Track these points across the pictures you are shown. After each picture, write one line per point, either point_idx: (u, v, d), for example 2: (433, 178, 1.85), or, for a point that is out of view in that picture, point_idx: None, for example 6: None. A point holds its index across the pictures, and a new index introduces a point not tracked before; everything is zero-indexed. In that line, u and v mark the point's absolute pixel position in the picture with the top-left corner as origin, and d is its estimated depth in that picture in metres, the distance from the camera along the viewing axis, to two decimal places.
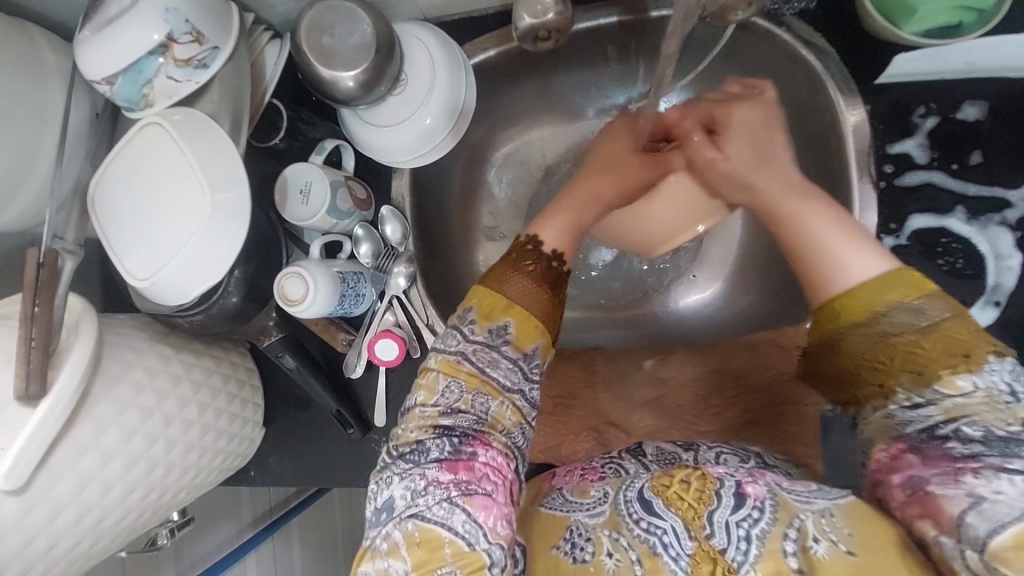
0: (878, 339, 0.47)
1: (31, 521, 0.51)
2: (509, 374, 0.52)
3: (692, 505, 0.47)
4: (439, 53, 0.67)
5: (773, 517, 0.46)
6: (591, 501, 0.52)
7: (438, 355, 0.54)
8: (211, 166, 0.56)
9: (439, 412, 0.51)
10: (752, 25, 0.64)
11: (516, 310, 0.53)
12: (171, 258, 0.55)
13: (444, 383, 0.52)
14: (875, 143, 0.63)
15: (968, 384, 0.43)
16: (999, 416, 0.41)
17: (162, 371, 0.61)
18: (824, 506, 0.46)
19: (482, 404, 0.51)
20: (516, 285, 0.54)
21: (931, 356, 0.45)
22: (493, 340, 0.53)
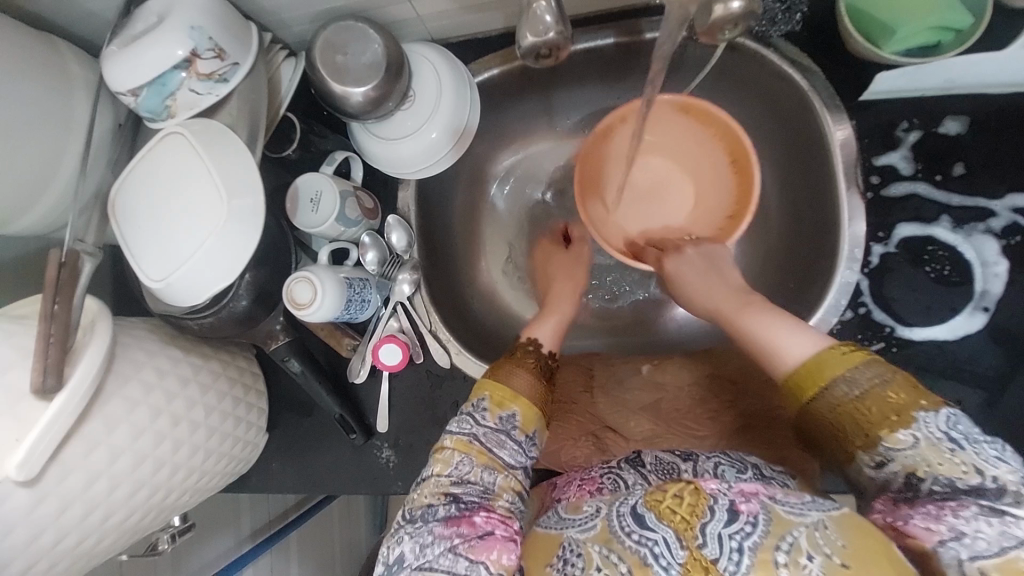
0: (836, 410, 0.48)
1: (41, 514, 0.51)
2: (514, 453, 0.55)
3: (684, 518, 0.47)
4: (446, 70, 0.71)
5: (765, 530, 0.45)
6: (583, 518, 0.53)
7: (451, 435, 0.55)
8: (226, 173, 0.59)
9: (451, 482, 0.53)
10: (741, 46, 0.68)
11: (525, 402, 0.57)
12: (184, 264, 0.58)
13: (455, 458, 0.54)
14: (860, 156, 0.66)
15: (907, 437, 0.45)
16: (953, 468, 0.43)
17: (172, 372, 0.63)
18: (818, 518, 0.46)
19: (490, 477, 0.53)
20: (527, 386, 0.58)
21: (874, 419, 0.47)
22: (503, 426, 0.56)
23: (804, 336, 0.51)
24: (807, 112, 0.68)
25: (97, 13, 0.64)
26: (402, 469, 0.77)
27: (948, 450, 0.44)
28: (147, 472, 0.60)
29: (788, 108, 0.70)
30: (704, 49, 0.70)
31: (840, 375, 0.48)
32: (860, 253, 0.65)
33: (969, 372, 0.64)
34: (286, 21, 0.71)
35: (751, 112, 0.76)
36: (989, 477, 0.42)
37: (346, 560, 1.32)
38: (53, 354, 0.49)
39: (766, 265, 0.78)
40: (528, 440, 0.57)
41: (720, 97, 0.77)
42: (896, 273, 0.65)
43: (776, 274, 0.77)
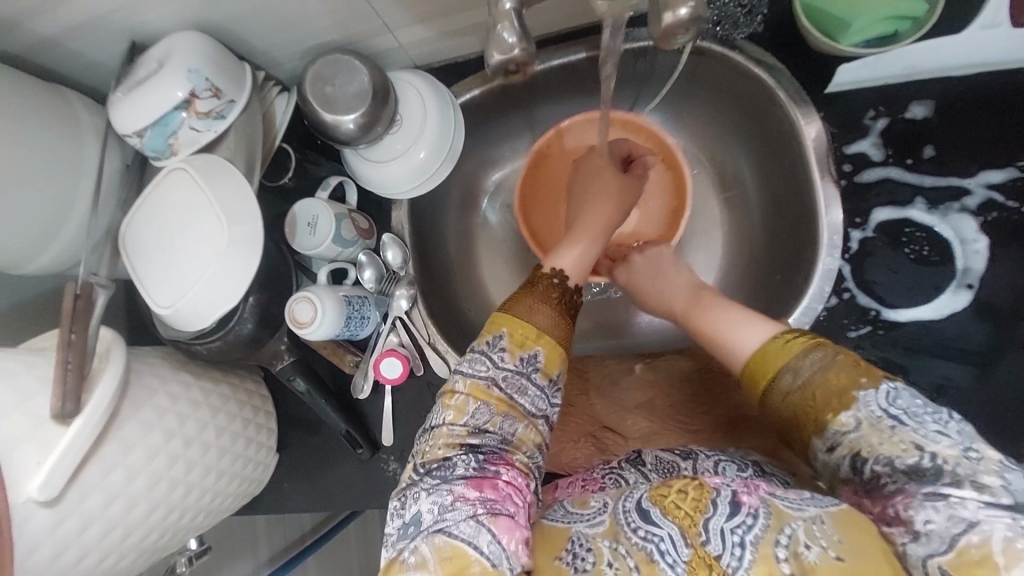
0: (790, 396, 0.53)
1: (62, 534, 0.53)
2: (536, 400, 0.57)
3: (688, 513, 0.47)
4: (429, 94, 0.75)
5: (766, 523, 0.46)
6: (591, 512, 0.53)
7: (467, 379, 0.57)
8: (228, 203, 0.62)
9: (468, 432, 0.55)
10: (707, 50, 0.71)
11: (549, 341, 0.58)
12: (194, 292, 0.61)
13: (473, 407, 0.56)
14: (831, 146, 0.68)
15: (850, 419, 0.49)
16: (897, 446, 0.46)
17: (183, 396, 0.65)
18: (816, 513, 0.46)
19: (509, 426, 0.56)
20: (547, 322, 0.59)
21: (820, 405, 0.51)
22: (525, 367, 0.57)
23: (759, 327, 0.58)
24: (776, 109, 0.71)
25: (102, 64, 0.69)
26: None
27: (889, 427, 0.47)
28: (162, 493, 0.62)
29: (758, 106, 0.73)
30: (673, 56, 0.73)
31: (792, 359, 0.54)
32: (840, 239, 0.67)
33: (958, 349, 0.65)
34: (277, 60, 0.75)
35: (723, 114, 0.79)
36: (929, 454, 0.44)
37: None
38: (71, 381, 0.52)
39: (754, 256, 0.80)
40: (549, 385, 0.59)
41: (693, 101, 0.81)
42: (878, 257, 0.67)
43: (762, 266, 0.78)
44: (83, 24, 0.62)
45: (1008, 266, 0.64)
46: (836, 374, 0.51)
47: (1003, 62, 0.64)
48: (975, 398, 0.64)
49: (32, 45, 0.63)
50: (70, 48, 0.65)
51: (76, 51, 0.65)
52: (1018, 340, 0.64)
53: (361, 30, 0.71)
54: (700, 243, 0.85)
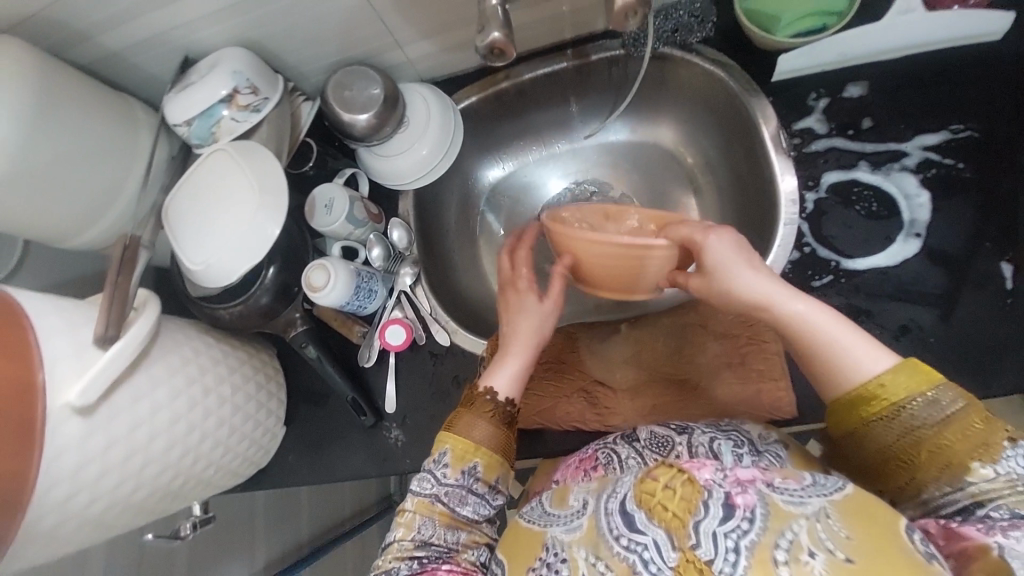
0: (906, 433, 0.52)
1: (90, 446, 0.56)
2: (476, 508, 0.61)
3: (677, 515, 0.46)
4: (433, 100, 0.88)
5: (762, 525, 0.45)
6: (570, 515, 0.54)
7: (414, 496, 0.62)
8: (256, 176, 0.71)
9: (414, 545, 0.59)
10: (668, 55, 0.85)
11: (455, 436, 0.63)
12: (224, 252, 0.70)
13: (419, 522, 0.60)
14: (781, 125, 0.78)
15: (988, 471, 0.49)
16: (1020, 500, 0.46)
17: (206, 351, 0.72)
18: (819, 506, 0.46)
19: (453, 536, 0.60)
20: (469, 422, 0.64)
21: (953, 448, 0.50)
22: (435, 466, 0.62)
23: (876, 352, 0.54)
24: (733, 99, 0.82)
25: (157, 76, 0.83)
26: (411, 447, 0.82)
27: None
28: (181, 433, 0.66)
29: (717, 99, 0.85)
30: (640, 32, 0.82)
31: (911, 399, 0.52)
32: (796, 198, 0.75)
33: (917, 292, 0.70)
34: (304, 74, 0.89)
35: (692, 113, 0.91)
36: None
37: None
38: (116, 312, 0.60)
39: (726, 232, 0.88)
40: (490, 491, 0.62)
41: (661, 98, 0.92)
42: (832, 214, 0.74)
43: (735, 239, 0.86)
44: (150, 37, 0.76)
45: (949, 216, 0.71)
46: (971, 421, 0.50)
47: (918, 45, 0.75)
48: (936, 335, 0.69)
49: (104, 57, 0.77)
50: (131, 61, 0.79)
51: (139, 64, 0.79)
52: (969, 282, 0.69)
53: (375, 44, 0.85)
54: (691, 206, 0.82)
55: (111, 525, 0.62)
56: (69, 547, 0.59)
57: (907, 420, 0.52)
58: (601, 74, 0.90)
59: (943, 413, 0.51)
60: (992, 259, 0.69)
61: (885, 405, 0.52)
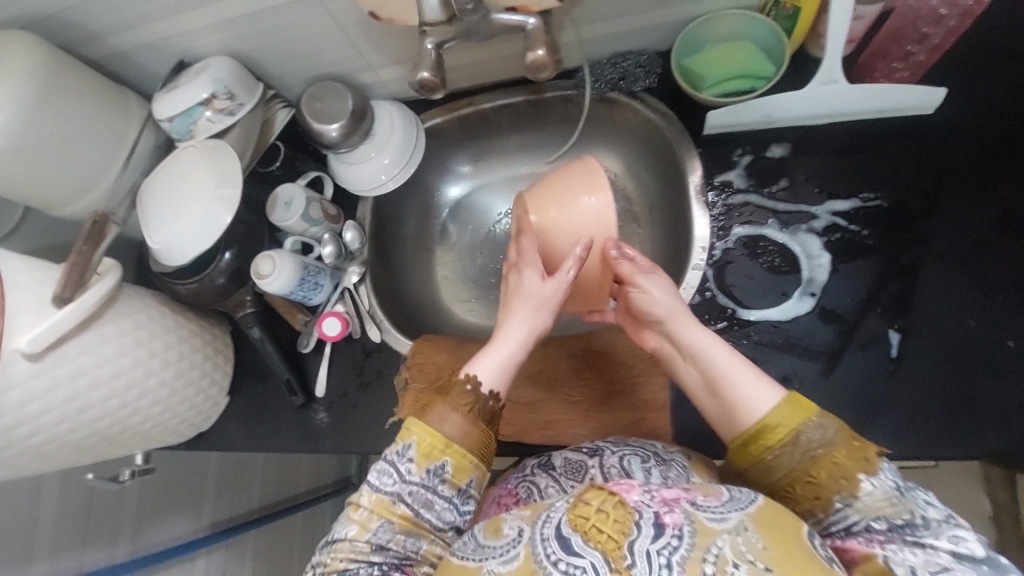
0: (803, 460, 0.56)
1: (34, 384, 0.66)
2: (439, 513, 0.59)
3: (612, 538, 0.49)
4: (398, 118, 0.96)
5: (689, 541, 0.48)
6: (503, 545, 0.54)
7: (371, 493, 0.59)
8: (218, 172, 0.81)
9: (370, 548, 0.58)
10: (616, 99, 0.92)
11: (425, 428, 0.61)
12: (179, 236, 0.80)
13: (376, 522, 0.58)
14: (703, 176, 0.83)
15: (869, 485, 0.53)
16: (896, 510, 0.51)
17: (159, 319, 0.81)
18: (738, 521, 0.50)
19: (411, 543, 0.59)
20: (445, 418, 0.61)
21: (843, 468, 0.54)
22: (399, 458, 0.60)
23: (765, 387, 0.59)
24: (669, 144, 0.88)
25: (157, 74, 0.94)
26: (334, 430, 0.89)
27: (899, 500, 0.52)
28: (122, 387, 0.76)
29: (656, 142, 0.91)
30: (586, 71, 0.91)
31: (801, 426, 0.56)
32: (705, 245, 0.80)
33: (802, 347, 0.74)
34: (287, 84, 0.99)
35: (638, 154, 0.96)
36: (920, 516, 0.51)
37: None
38: (75, 275, 0.70)
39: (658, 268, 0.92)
40: (458, 494, 0.60)
41: (608, 138, 0.98)
42: (736, 264, 0.78)
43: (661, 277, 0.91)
44: (151, 42, 0.87)
45: (848, 279, 0.74)
46: (846, 442, 0.55)
47: (845, 114, 0.79)
48: (817, 391, 0.72)
49: (112, 55, 0.88)
50: (135, 60, 0.90)
51: (142, 63, 0.91)
52: (856, 343, 0.72)
53: (351, 65, 0.94)
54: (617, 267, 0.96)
55: (49, 457, 0.72)
56: (8, 472, 0.69)
57: (802, 447, 0.56)
58: (557, 108, 0.97)
59: (826, 437, 0.55)
60: (881, 324, 0.72)
61: (777, 437, 0.56)
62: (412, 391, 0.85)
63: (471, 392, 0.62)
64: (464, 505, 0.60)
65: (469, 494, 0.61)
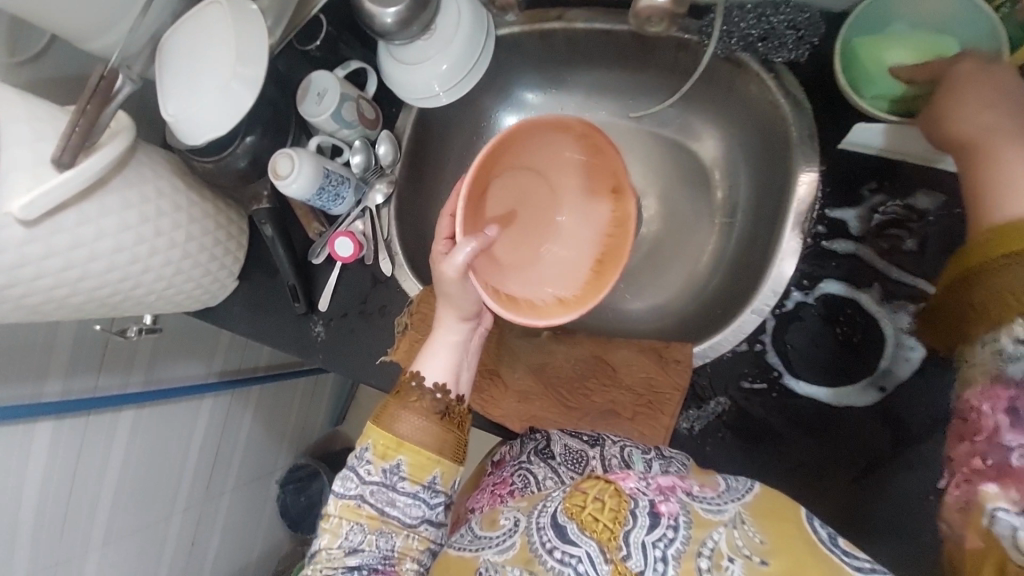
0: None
1: (30, 249, 0.63)
2: (408, 507, 0.60)
3: (607, 527, 0.48)
4: (468, 15, 0.78)
5: (685, 533, 0.49)
6: (501, 535, 0.55)
7: (338, 500, 0.60)
8: (242, 48, 0.69)
9: (345, 553, 0.58)
10: (743, 64, 0.70)
11: (379, 429, 0.61)
12: (192, 112, 0.70)
13: (347, 527, 0.59)
14: (816, 204, 0.66)
15: None
16: None
17: (168, 197, 0.76)
18: (735, 513, 0.51)
19: (387, 541, 0.59)
20: (397, 417, 0.62)
21: None
22: (357, 462, 0.61)
23: None
24: (785, 145, 0.69)
25: None
26: (329, 348, 0.87)
27: None
28: (124, 261, 0.74)
29: (771, 133, 0.72)
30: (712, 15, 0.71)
31: None
32: (778, 291, 0.67)
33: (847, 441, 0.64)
34: None
35: (743, 139, 0.78)
36: None
37: (294, 440, 1.69)
38: (76, 138, 0.63)
39: (714, 286, 0.79)
40: (425, 490, 0.60)
41: (711, 112, 0.80)
42: (805, 323, 0.66)
43: (713, 300, 0.78)
44: None
45: (937, 386, 0.62)
46: None
47: None
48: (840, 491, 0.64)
49: None
50: None
51: None
52: (907, 458, 0.63)
53: None
54: (658, 275, 0.84)
55: (50, 311, 0.72)
56: (14, 319, 0.71)
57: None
58: (665, 53, 0.76)
59: None
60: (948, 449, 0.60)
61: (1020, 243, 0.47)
62: (407, 337, 0.81)
63: (417, 386, 0.63)
64: (436, 499, 0.61)
65: (438, 488, 0.61)
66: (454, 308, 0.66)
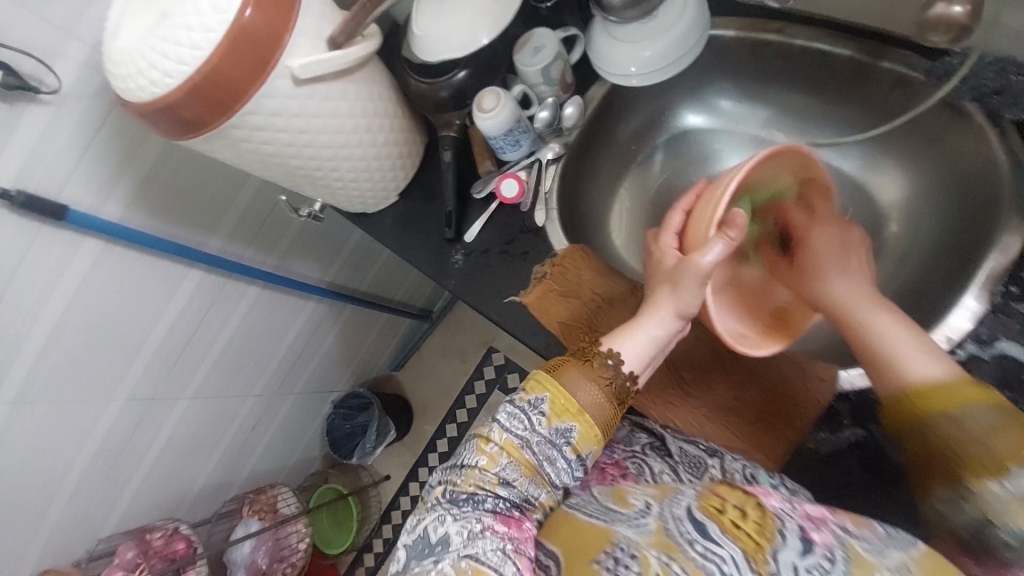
0: (943, 438, 0.56)
1: (286, 105, 0.73)
2: (561, 470, 0.61)
3: (754, 539, 0.53)
4: (694, 9, 0.83)
5: (844, 568, 0.51)
6: (634, 514, 0.57)
7: (504, 431, 0.61)
8: (504, 1, 0.82)
9: (497, 481, 0.59)
10: (966, 115, 0.71)
11: (558, 387, 0.61)
12: (441, 34, 0.82)
13: (505, 459, 0.60)
14: (1014, 265, 0.65)
15: None
16: None
17: (384, 100, 0.85)
18: (899, 561, 0.52)
19: (534, 489, 0.60)
20: (580, 385, 0.62)
21: (977, 463, 0.54)
22: (528, 408, 0.61)
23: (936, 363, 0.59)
24: (991, 202, 0.69)
25: None
26: (464, 277, 0.93)
27: None
28: (338, 143, 0.83)
29: (973, 189, 0.72)
30: (960, 58, 0.70)
31: (966, 408, 0.55)
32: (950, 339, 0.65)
33: None
34: None
35: (936, 190, 0.78)
36: None
37: (359, 368, 1.79)
38: (351, 26, 0.72)
39: None
40: (577, 459, 0.61)
41: (906, 157, 0.81)
42: (973, 380, 0.65)
43: None
44: None
45: None
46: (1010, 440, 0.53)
47: None
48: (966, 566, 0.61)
49: None
50: None
51: None
52: None
53: None
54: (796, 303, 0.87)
55: (264, 166, 0.82)
56: (238, 163, 0.81)
57: (951, 424, 0.55)
58: (878, 85, 0.78)
59: (982, 424, 0.54)
60: None
61: (940, 402, 0.56)
62: (544, 284, 0.87)
63: (613, 366, 0.63)
64: (583, 470, 0.61)
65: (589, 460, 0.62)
66: (675, 301, 0.65)
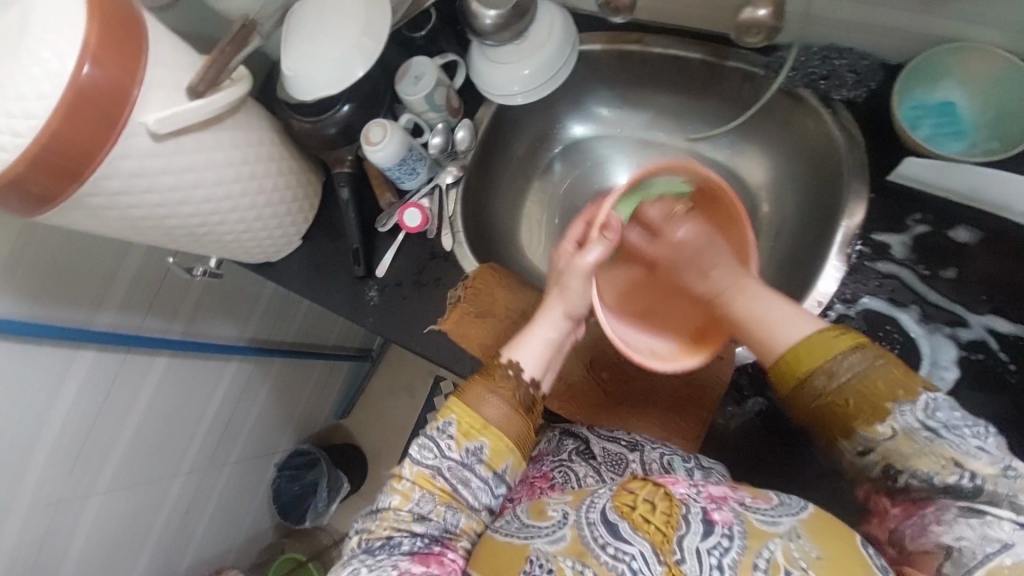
0: (821, 394, 0.60)
1: (150, 163, 0.69)
2: (478, 492, 0.61)
3: (659, 530, 0.51)
4: (560, 25, 0.86)
5: (741, 543, 0.51)
6: (549, 528, 0.56)
7: (414, 466, 0.62)
8: (367, 23, 0.78)
9: (411, 519, 0.60)
10: (804, 100, 0.79)
11: (462, 407, 0.64)
12: (310, 70, 0.78)
13: (417, 494, 0.61)
14: (862, 227, 0.73)
15: (887, 428, 0.56)
16: (933, 463, 0.53)
17: (267, 146, 0.83)
18: (791, 526, 0.52)
19: (452, 517, 0.60)
20: (485, 403, 0.64)
21: (854, 409, 0.58)
22: (437, 433, 0.63)
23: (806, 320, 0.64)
24: (837, 174, 0.77)
25: None
26: (380, 312, 0.91)
27: (924, 438, 0.54)
28: (220, 195, 0.79)
29: (822, 164, 0.80)
30: (787, 50, 0.79)
31: (836, 356, 0.60)
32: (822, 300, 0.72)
33: None
34: None
35: (795, 169, 0.86)
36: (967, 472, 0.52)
37: (299, 422, 1.69)
38: (211, 75, 0.70)
39: None
40: (494, 477, 0.62)
41: (767, 142, 0.88)
42: None
43: None
44: None
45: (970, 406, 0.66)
46: (875, 380, 0.58)
47: None
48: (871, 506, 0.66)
49: None
50: None
51: None
52: None
53: None
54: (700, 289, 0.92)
55: (142, 230, 0.77)
56: (110, 231, 0.75)
57: (826, 379, 0.60)
58: (733, 82, 0.85)
59: (851, 369, 0.59)
60: None
61: (816, 356, 0.61)
62: (458, 309, 0.86)
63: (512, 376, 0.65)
64: (502, 488, 0.62)
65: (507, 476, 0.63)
66: (563, 303, 0.70)
